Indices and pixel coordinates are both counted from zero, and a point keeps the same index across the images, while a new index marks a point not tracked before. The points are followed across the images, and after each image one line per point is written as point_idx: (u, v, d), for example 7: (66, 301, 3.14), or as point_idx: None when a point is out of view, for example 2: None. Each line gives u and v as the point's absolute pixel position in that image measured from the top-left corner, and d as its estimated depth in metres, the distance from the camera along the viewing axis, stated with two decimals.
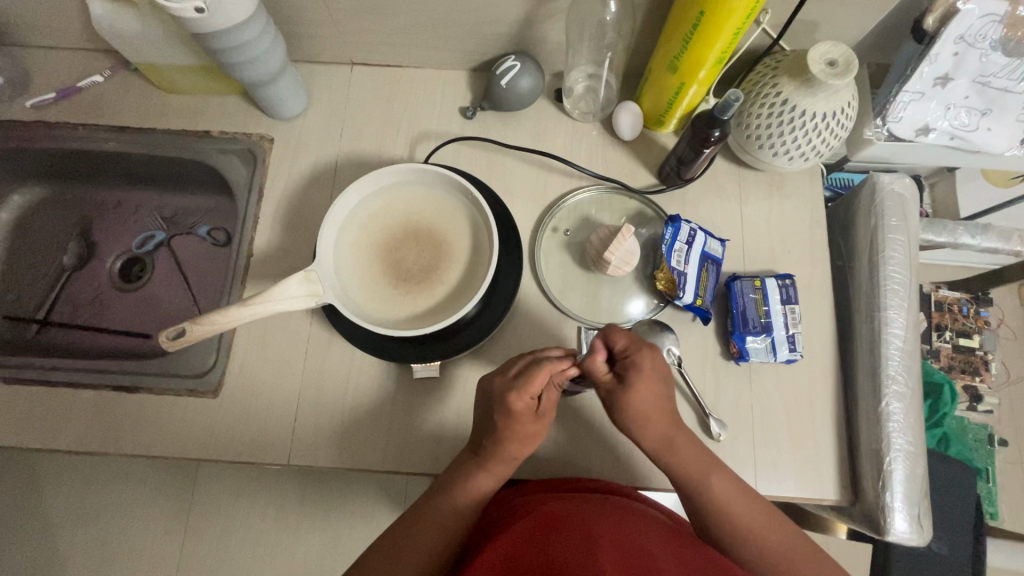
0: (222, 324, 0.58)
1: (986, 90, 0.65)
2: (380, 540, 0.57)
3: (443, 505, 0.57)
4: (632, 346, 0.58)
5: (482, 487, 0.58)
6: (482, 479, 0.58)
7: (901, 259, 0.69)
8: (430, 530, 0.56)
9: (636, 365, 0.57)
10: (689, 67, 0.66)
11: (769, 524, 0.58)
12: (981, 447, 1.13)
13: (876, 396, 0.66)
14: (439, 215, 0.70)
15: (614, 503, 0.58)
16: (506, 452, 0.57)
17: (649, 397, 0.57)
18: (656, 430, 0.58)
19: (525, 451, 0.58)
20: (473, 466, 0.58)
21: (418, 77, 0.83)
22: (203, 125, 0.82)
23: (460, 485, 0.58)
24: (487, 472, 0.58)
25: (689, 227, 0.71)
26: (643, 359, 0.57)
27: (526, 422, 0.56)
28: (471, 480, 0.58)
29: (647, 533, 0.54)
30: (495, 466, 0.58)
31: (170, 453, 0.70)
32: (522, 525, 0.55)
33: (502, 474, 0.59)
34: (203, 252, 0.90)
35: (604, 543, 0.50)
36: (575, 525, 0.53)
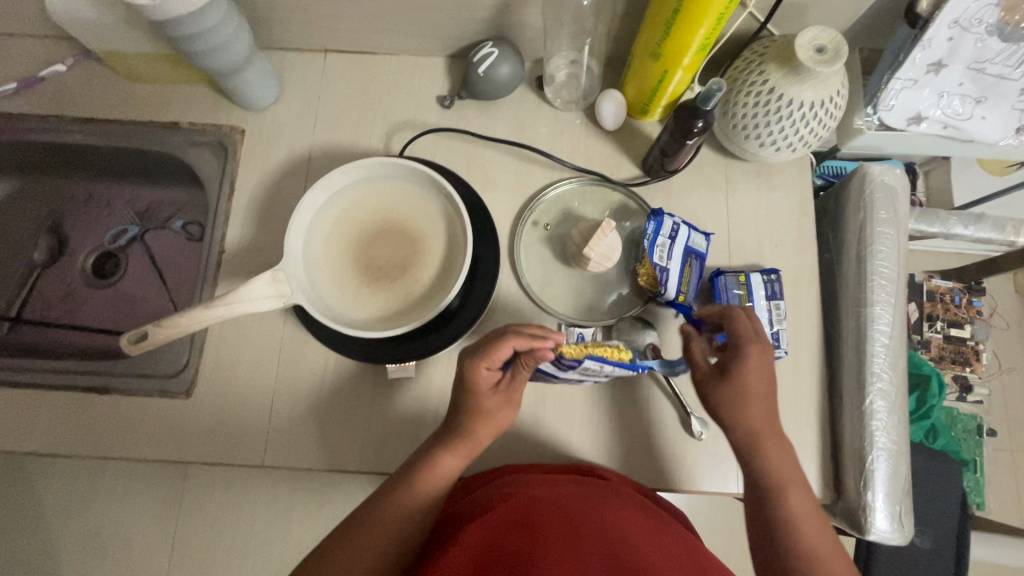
0: (186, 326, 0.56)
1: (981, 77, 0.63)
2: (342, 527, 0.54)
3: (409, 493, 0.54)
4: (754, 338, 0.57)
5: (448, 468, 0.56)
6: (449, 459, 0.56)
7: (889, 252, 0.68)
8: (396, 518, 0.53)
9: (749, 357, 0.56)
10: (671, 55, 0.63)
11: (808, 517, 0.55)
12: (970, 438, 1.11)
13: (861, 394, 0.65)
14: (413, 211, 0.68)
15: (593, 489, 0.56)
16: (471, 429, 0.56)
17: (757, 389, 0.56)
18: (750, 426, 0.56)
19: (493, 429, 0.58)
20: (441, 446, 0.57)
21: (395, 64, 0.80)
22: (172, 116, 0.79)
23: (426, 467, 0.55)
24: (452, 451, 0.56)
25: (672, 221, 0.69)
26: (758, 354, 0.56)
27: (488, 395, 0.56)
28: (437, 462, 0.56)
29: (628, 521, 0.51)
30: (459, 444, 0.56)
31: (143, 454, 0.68)
32: (497, 512, 0.51)
33: (467, 456, 0.57)
34: (178, 247, 0.87)
35: (584, 538, 0.47)
36: (554, 516, 0.50)
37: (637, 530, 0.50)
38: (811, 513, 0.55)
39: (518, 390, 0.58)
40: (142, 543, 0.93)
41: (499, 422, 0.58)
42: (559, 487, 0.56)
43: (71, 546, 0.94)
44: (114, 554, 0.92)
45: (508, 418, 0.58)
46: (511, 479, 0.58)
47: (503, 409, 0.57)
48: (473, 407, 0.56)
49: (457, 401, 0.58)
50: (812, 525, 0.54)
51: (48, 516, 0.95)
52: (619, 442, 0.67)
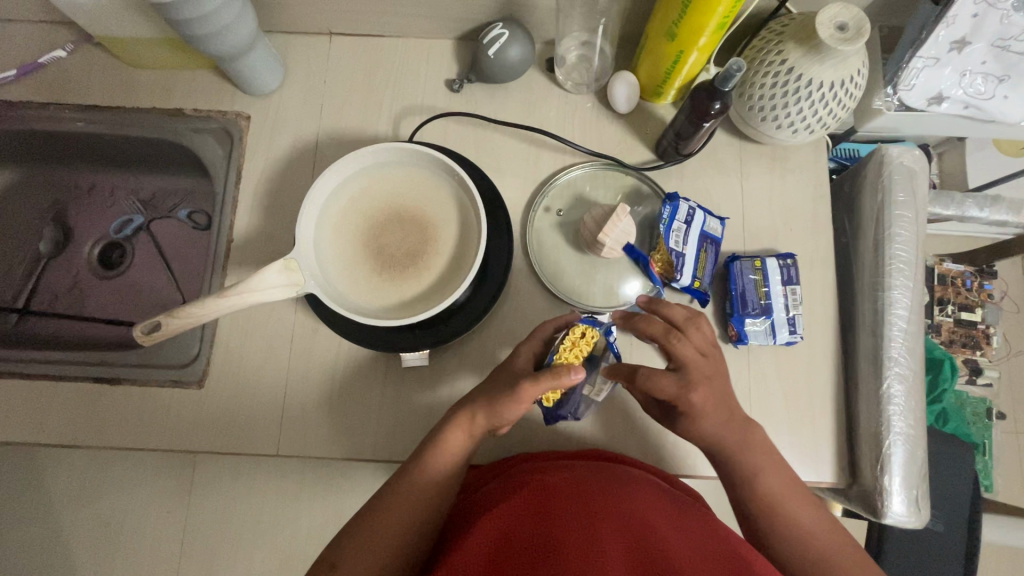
0: (198, 316, 0.55)
1: (1005, 55, 0.61)
2: (356, 519, 0.53)
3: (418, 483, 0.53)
4: (683, 392, 0.50)
5: (453, 445, 0.55)
6: (454, 434, 0.55)
7: (907, 236, 0.67)
8: (411, 505, 0.52)
9: (694, 408, 0.51)
10: (688, 34, 0.61)
11: (792, 494, 0.54)
12: (980, 421, 1.08)
13: (877, 379, 0.65)
14: (424, 196, 0.67)
15: (604, 474, 0.56)
16: (474, 403, 0.55)
17: (714, 427, 0.53)
18: (715, 436, 0.53)
19: (491, 419, 0.54)
20: (448, 421, 0.56)
21: (402, 47, 0.78)
22: (175, 102, 0.77)
23: (434, 446, 0.55)
24: (456, 426, 0.55)
25: (687, 206, 0.68)
26: (699, 398, 0.51)
27: (508, 379, 0.55)
28: (444, 438, 0.55)
29: (643, 509, 0.50)
30: (461, 419, 0.55)
31: (154, 443, 0.68)
32: (510, 503, 0.51)
33: (472, 436, 0.55)
34: (184, 237, 0.86)
35: (601, 522, 0.47)
36: (566, 503, 0.49)
37: (654, 513, 0.50)
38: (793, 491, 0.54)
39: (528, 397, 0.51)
40: (154, 530, 0.93)
41: (501, 416, 0.54)
42: (572, 471, 0.55)
43: (82, 536, 0.94)
44: (126, 542, 0.93)
45: (503, 416, 0.53)
46: (524, 467, 0.58)
47: (505, 403, 0.53)
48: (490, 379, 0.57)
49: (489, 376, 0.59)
50: (798, 504, 0.53)
51: (59, 506, 0.95)
52: (634, 428, 0.67)
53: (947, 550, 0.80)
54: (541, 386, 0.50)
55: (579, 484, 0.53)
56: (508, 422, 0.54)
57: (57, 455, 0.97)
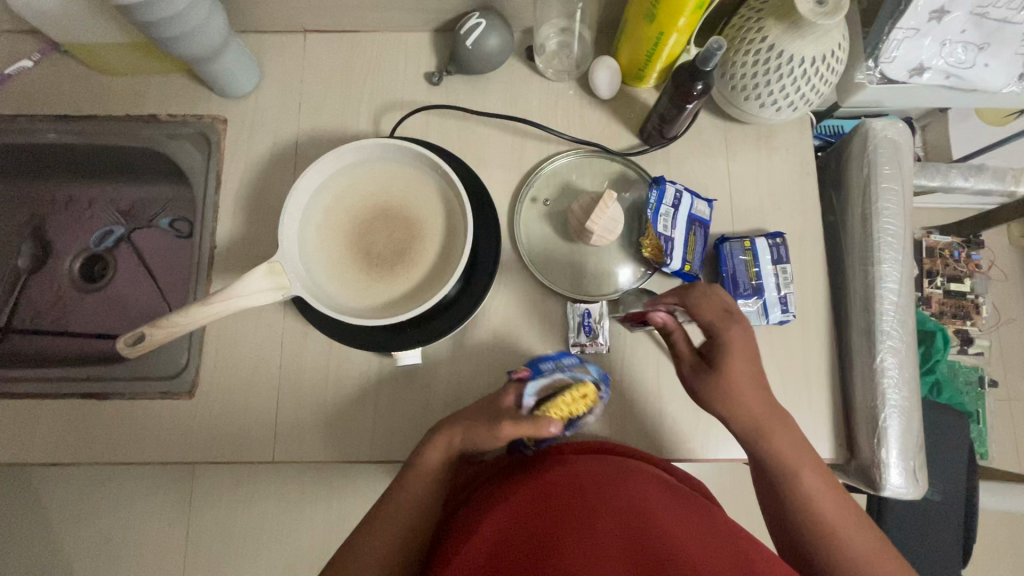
0: (182, 324, 0.54)
1: (984, 22, 0.61)
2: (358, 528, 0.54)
3: (409, 488, 0.54)
4: (723, 320, 0.53)
5: (430, 464, 0.55)
6: (432, 453, 0.55)
7: (895, 209, 0.67)
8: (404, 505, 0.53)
9: (728, 334, 0.52)
10: (667, 14, 0.61)
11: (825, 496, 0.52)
12: (973, 390, 1.09)
13: (871, 353, 0.65)
14: (409, 191, 0.65)
15: (610, 466, 0.55)
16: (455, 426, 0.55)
17: (744, 381, 0.52)
18: (748, 414, 0.52)
19: (468, 442, 0.55)
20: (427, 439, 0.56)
21: (378, 42, 0.77)
22: (149, 108, 0.76)
23: (414, 464, 0.55)
24: (432, 445, 0.56)
25: (674, 189, 0.68)
26: (737, 330, 0.52)
27: (489, 413, 0.54)
28: (424, 454, 0.56)
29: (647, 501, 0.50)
30: (437, 437, 0.56)
31: (148, 457, 0.67)
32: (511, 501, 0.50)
33: (451, 453, 0.55)
34: (166, 245, 0.85)
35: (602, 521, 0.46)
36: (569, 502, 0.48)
37: (655, 505, 0.49)
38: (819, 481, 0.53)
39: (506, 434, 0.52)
40: (152, 543, 0.92)
41: (477, 439, 0.54)
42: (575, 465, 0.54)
43: (79, 553, 0.93)
44: (126, 559, 0.92)
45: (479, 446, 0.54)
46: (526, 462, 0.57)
47: (484, 433, 0.53)
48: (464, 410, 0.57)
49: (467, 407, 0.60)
50: (817, 485, 0.52)
51: (53, 523, 0.94)
52: (631, 414, 0.67)
53: (948, 519, 0.80)
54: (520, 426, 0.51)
55: (581, 476, 0.52)
56: (485, 443, 0.54)
57: (46, 474, 0.96)
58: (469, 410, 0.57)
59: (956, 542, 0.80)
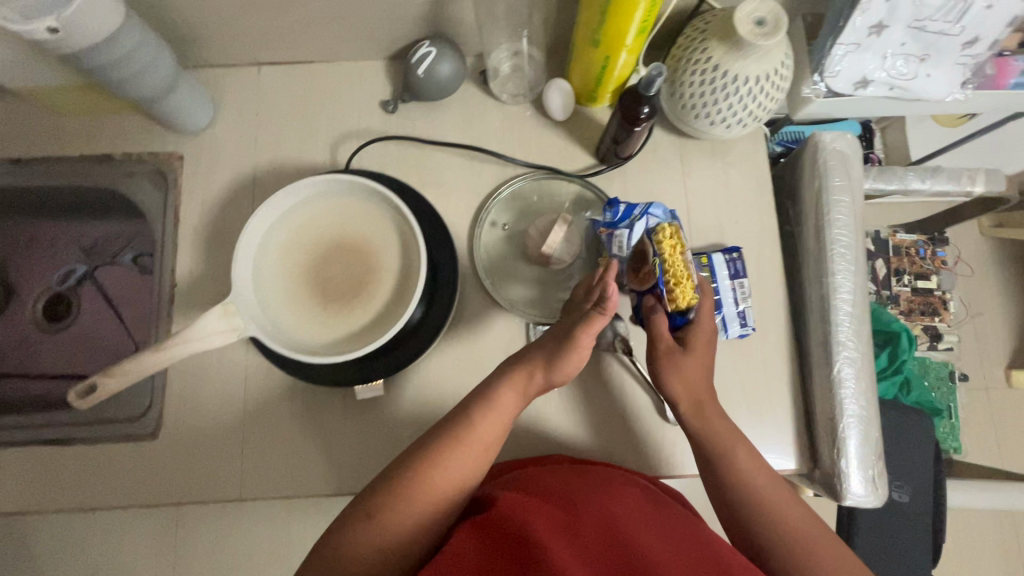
0: (133, 371, 0.54)
1: (923, 35, 0.62)
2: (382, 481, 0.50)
3: (472, 429, 0.53)
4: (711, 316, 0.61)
5: (501, 404, 0.54)
6: (508, 393, 0.55)
7: (847, 220, 0.68)
8: (454, 453, 0.51)
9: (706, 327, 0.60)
10: (611, 38, 0.61)
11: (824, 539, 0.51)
12: (944, 384, 1.11)
13: (828, 363, 0.66)
14: (365, 224, 0.65)
15: (594, 477, 0.56)
16: (529, 359, 0.56)
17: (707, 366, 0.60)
18: (692, 392, 0.58)
19: (550, 374, 0.55)
20: (498, 381, 0.56)
21: (333, 71, 0.77)
22: (103, 147, 0.75)
23: (482, 403, 0.54)
24: (510, 385, 0.55)
25: (628, 210, 0.68)
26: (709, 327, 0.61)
27: (564, 325, 0.56)
28: (494, 397, 0.55)
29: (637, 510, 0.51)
30: (517, 377, 0.55)
31: (114, 501, 0.66)
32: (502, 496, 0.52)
33: (522, 398, 0.56)
34: (131, 281, 0.82)
35: (581, 520, 0.48)
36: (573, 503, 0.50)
37: (634, 512, 0.50)
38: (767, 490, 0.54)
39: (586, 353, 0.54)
40: None
41: (561, 371, 0.54)
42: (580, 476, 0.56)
43: None
44: None
45: (562, 367, 0.54)
46: (513, 475, 0.59)
47: (567, 351, 0.53)
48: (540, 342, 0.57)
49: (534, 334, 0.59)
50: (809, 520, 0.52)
51: None
52: (597, 436, 0.67)
53: (918, 521, 0.81)
54: (595, 325, 0.52)
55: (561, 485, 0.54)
56: (566, 377, 0.55)
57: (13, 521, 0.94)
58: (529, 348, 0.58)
59: (925, 543, 0.81)
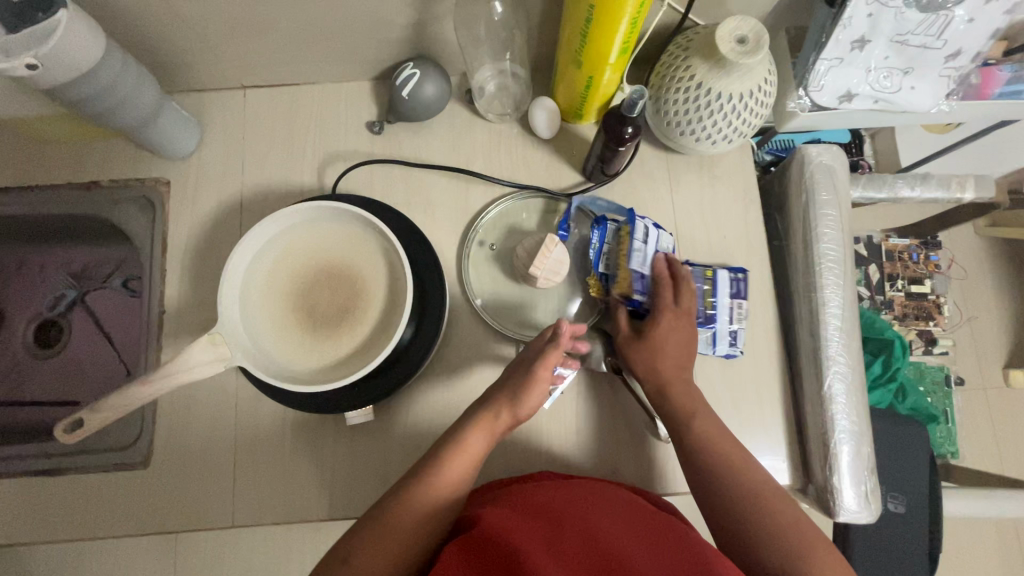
0: (119, 405, 0.53)
1: (905, 49, 0.62)
2: (359, 525, 0.50)
3: (441, 471, 0.53)
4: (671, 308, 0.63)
5: (470, 448, 0.55)
6: (475, 436, 0.55)
7: (834, 234, 0.68)
8: (426, 495, 0.51)
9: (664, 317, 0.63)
10: (593, 59, 0.61)
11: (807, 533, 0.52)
12: (939, 389, 1.11)
13: (819, 378, 0.65)
14: (352, 249, 0.65)
15: (583, 489, 0.56)
16: (494, 401, 0.57)
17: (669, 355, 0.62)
18: (655, 378, 0.61)
19: (515, 415, 0.56)
20: (466, 424, 0.56)
21: (319, 93, 0.77)
22: (90, 174, 0.75)
23: (451, 444, 0.55)
24: (477, 427, 0.56)
25: (633, 226, 0.67)
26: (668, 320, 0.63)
27: (523, 367, 0.58)
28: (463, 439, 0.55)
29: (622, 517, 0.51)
30: (485, 419, 0.56)
31: (104, 532, 0.66)
32: (488, 511, 0.52)
33: (491, 438, 0.56)
34: (122, 306, 0.82)
35: (567, 527, 0.48)
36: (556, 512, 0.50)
37: (618, 518, 0.51)
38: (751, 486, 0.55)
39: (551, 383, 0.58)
40: None
41: (525, 406, 0.56)
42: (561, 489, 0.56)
43: None
44: None
45: (525, 405, 0.56)
46: (495, 492, 0.58)
47: (528, 390, 0.56)
48: (505, 383, 0.59)
49: (501, 375, 0.61)
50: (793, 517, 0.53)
51: None
52: (589, 456, 0.67)
53: (915, 531, 0.81)
54: (550, 358, 0.56)
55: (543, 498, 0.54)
56: (530, 412, 0.57)
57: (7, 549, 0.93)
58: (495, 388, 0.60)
59: (922, 554, 0.80)
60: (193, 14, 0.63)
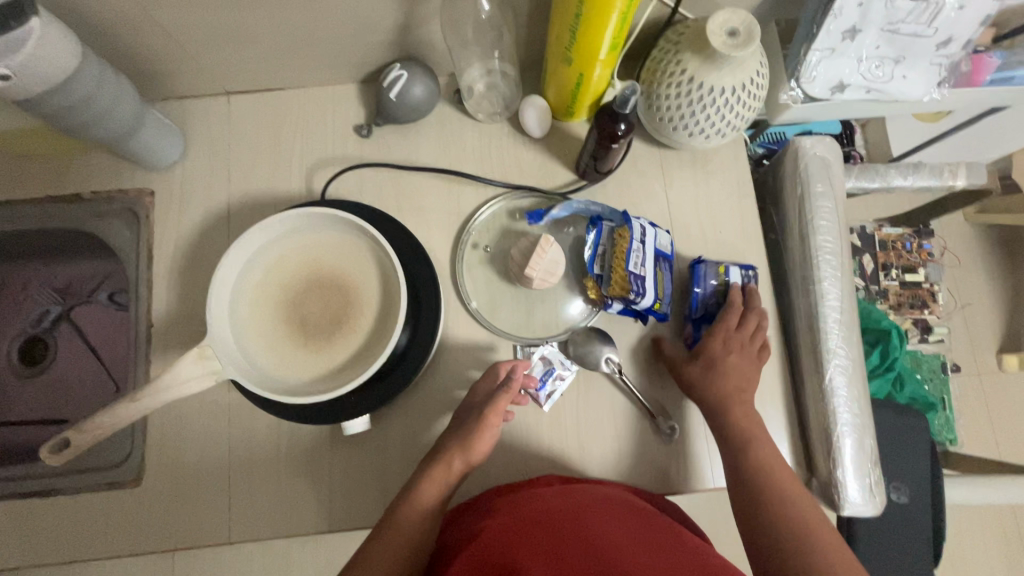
0: (107, 424, 0.52)
1: (897, 38, 0.62)
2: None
3: (401, 519, 0.54)
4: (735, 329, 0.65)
5: (424, 501, 0.55)
6: (427, 487, 0.55)
7: (830, 226, 0.67)
8: (396, 539, 0.53)
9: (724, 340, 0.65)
10: (583, 55, 0.60)
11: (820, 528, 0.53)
12: (936, 376, 1.11)
13: (820, 372, 0.65)
14: (342, 256, 0.63)
15: (582, 493, 0.56)
16: (445, 451, 0.57)
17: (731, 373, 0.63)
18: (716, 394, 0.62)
19: (467, 461, 0.57)
20: (419, 475, 0.57)
21: (305, 97, 0.76)
22: (71, 187, 0.73)
23: (406, 497, 0.55)
24: (430, 479, 0.56)
25: (639, 224, 0.65)
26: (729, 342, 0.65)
27: (472, 413, 0.59)
28: (417, 491, 0.55)
29: (620, 522, 0.51)
30: (435, 471, 0.56)
31: (95, 553, 0.64)
32: (486, 524, 0.52)
33: (446, 487, 0.56)
34: (110, 320, 0.80)
35: (567, 538, 0.48)
36: (554, 521, 0.50)
37: (617, 524, 0.50)
38: (761, 487, 0.56)
39: (495, 424, 0.58)
40: None
41: (477, 451, 0.57)
42: (557, 495, 0.55)
43: None
44: None
45: (477, 450, 0.57)
46: (493, 500, 0.58)
47: (478, 435, 0.57)
48: (456, 430, 0.59)
49: (455, 421, 0.61)
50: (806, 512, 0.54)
51: None
52: (591, 460, 0.65)
53: (918, 520, 0.81)
54: (500, 402, 0.58)
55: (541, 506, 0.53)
56: (483, 456, 0.58)
57: None
58: (446, 435, 0.60)
59: (926, 543, 0.80)
60: (173, 20, 0.62)
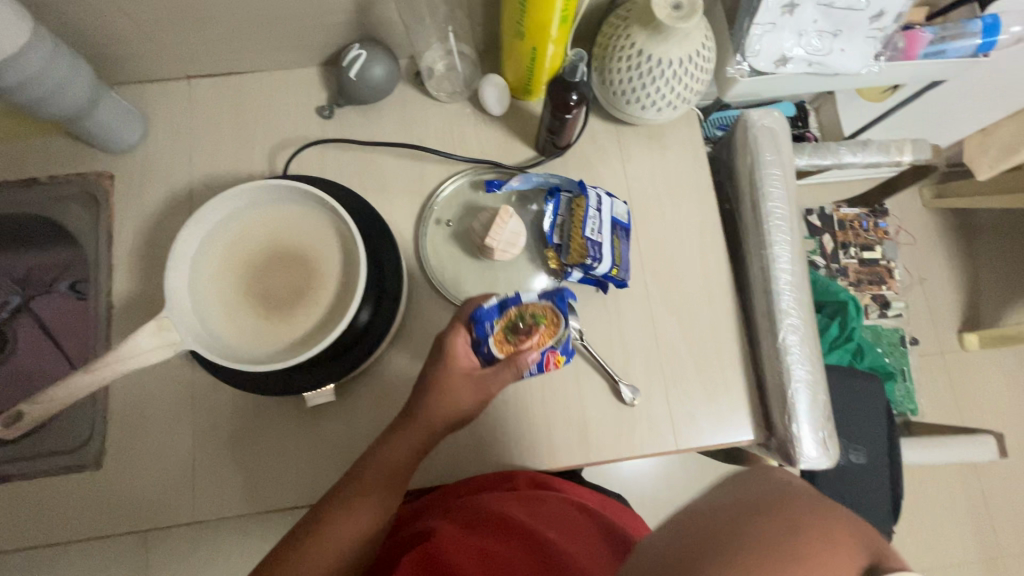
0: (62, 396, 0.52)
1: (832, 12, 0.65)
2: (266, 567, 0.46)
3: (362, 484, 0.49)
4: None
5: (396, 459, 0.51)
6: (402, 447, 0.52)
7: (780, 193, 0.70)
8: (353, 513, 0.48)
9: None
10: (535, 30, 0.62)
11: None
12: (896, 349, 1.14)
13: (775, 333, 0.67)
14: (301, 228, 0.64)
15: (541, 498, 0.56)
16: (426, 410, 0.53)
17: None
18: None
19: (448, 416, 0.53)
20: (392, 435, 0.52)
21: (267, 80, 0.76)
22: (29, 171, 0.73)
23: (374, 454, 0.51)
24: (399, 439, 0.52)
25: (595, 193, 0.67)
26: None
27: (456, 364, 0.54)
28: (389, 445, 0.52)
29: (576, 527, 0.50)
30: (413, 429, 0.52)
31: (56, 538, 0.63)
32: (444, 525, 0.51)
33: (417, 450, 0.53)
34: (69, 309, 0.76)
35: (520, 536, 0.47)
36: (508, 524, 0.49)
37: (571, 529, 0.50)
38: None
39: (492, 393, 0.55)
40: None
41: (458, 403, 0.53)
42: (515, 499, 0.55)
43: None
44: None
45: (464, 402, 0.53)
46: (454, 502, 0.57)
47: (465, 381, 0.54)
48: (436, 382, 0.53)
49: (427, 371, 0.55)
50: None
51: None
52: (556, 425, 0.66)
53: (878, 481, 0.84)
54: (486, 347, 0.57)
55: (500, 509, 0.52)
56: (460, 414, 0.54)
57: None
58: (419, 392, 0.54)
59: (886, 501, 0.83)
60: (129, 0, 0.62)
